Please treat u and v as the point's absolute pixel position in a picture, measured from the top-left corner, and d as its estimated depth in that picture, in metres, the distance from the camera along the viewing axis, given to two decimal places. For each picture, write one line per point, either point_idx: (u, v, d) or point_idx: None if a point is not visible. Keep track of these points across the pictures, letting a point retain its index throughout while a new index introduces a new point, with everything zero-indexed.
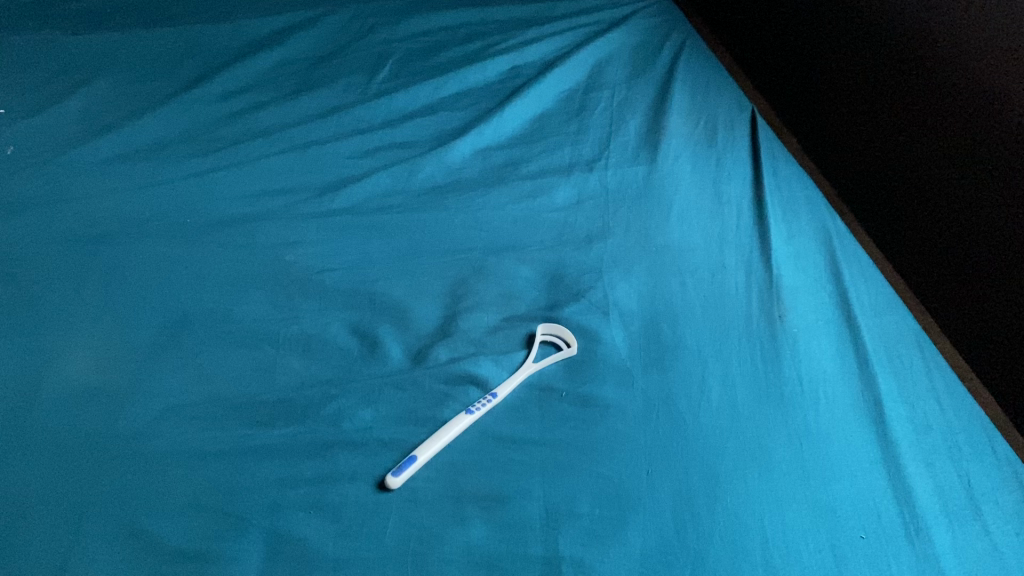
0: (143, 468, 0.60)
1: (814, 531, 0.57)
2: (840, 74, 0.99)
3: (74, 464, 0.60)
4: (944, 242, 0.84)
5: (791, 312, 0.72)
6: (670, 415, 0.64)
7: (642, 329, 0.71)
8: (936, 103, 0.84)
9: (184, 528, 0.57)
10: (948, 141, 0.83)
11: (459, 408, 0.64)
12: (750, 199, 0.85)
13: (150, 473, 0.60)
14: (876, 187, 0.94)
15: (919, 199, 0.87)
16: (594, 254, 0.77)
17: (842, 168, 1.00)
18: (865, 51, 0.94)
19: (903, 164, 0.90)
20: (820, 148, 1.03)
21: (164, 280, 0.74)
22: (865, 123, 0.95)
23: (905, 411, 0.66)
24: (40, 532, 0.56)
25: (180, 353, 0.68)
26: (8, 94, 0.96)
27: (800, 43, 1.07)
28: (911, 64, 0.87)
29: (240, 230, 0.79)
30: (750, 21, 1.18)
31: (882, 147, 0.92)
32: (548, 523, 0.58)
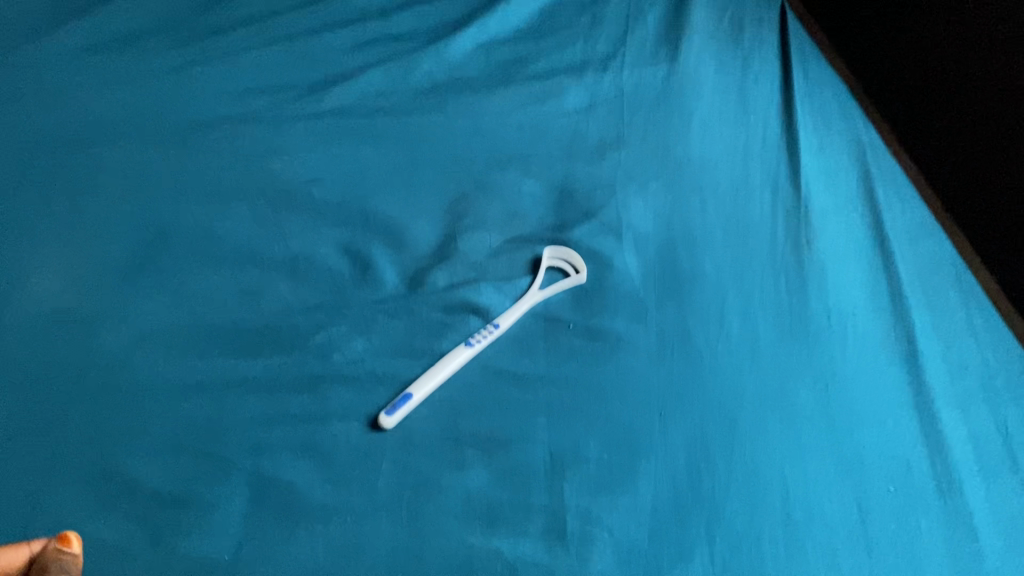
0: (118, 401, 0.55)
1: (837, 485, 0.54)
2: None
3: (43, 393, 0.55)
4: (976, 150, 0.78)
5: (819, 236, 0.67)
6: (685, 353, 0.60)
7: (657, 256, 0.65)
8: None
9: (166, 470, 0.52)
10: (977, 37, 0.76)
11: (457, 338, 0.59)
12: (778, 107, 0.78)
13: (125, 408, 0.55)
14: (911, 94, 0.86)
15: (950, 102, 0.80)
16: (607, 168, 0.71)
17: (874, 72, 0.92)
18: None
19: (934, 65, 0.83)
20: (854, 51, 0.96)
21: (141, 191, 0.68)
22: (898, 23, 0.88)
23: (941, 348, 0.61)
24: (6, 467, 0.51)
25: (158, 274, 0.63)
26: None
27: None
28: None
29: (222, 135, 0.73)
30: None
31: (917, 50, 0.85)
32: (553, 469, 0.54)
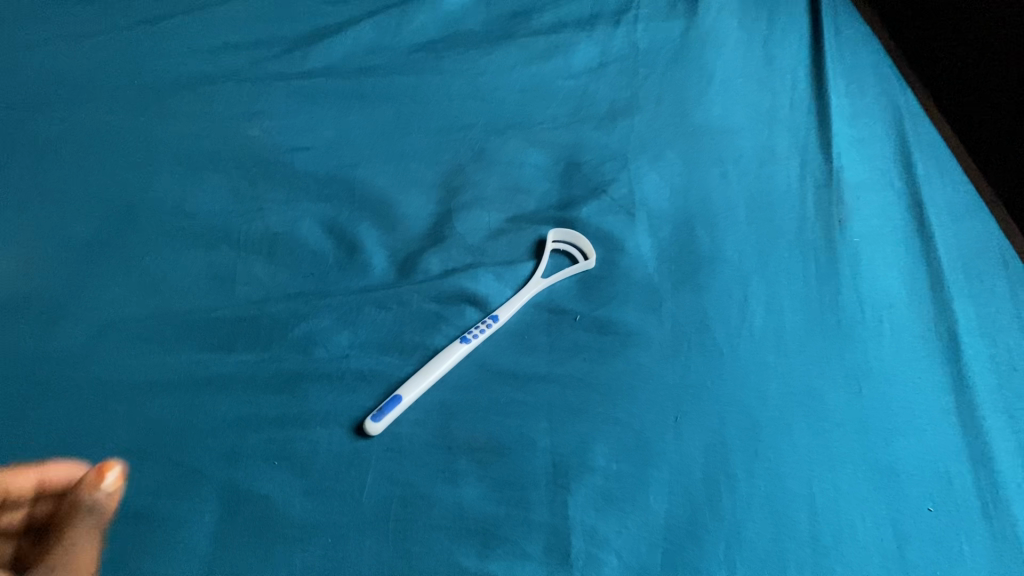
0: (80, 402, 0.50)
1: (871, 500, 0.48)
2: None
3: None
4: None
5: (852, 215, 0.61)
6: (703, 346, 0.54)
7: (673, 235, 0.59)
8: None
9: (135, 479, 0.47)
10: None
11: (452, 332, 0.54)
12: (805, 67, 0.71)
13: (89, 410, 0.49)
14: None
15: None
16: (618, 136, 0.65)
17: None
18: None
19: None
20: None
21: (107, 156, 0.61)
22: None
23: (985, 345, 0.55)
24: None
25: (124, 255, 0.57)
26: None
27: None
28: None
29: (197, 95, 0.66)
30: None
31: None
32: (556, 481, 0.48)
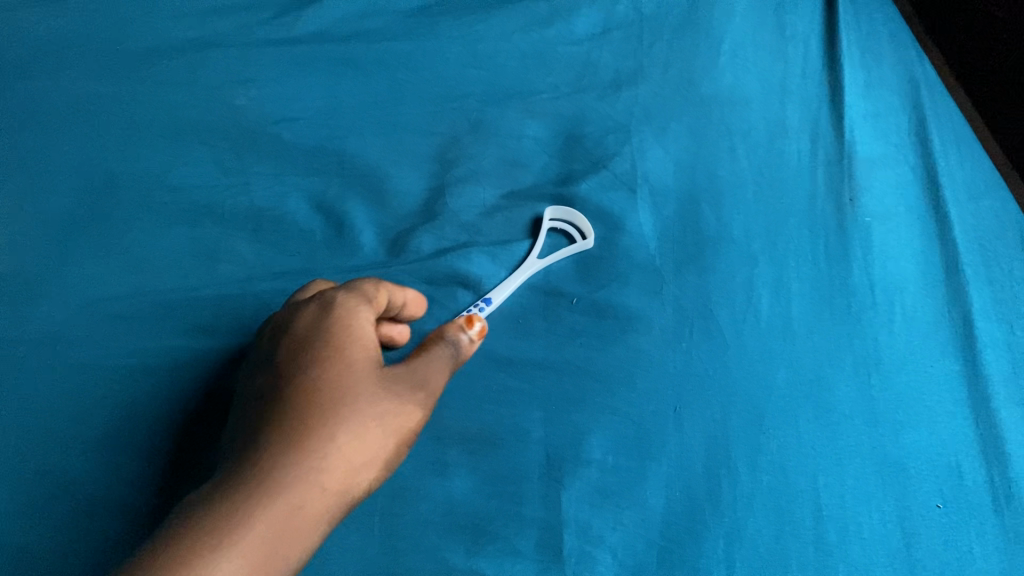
0: (85, 390, 0.48)
1: (879, 497, 0.47)
2: None
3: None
4: None
5: (865, 193, 0.58)
6: (707, 331, 0.52)
7: (677, 213, 0.57)
8: None
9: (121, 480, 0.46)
10: None
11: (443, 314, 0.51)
12: (821, 31, 0.67)
13: (99, 399, 0.48)
14: None
15: None
16: (621, 106, 0.62)
17: None
18: None
19: None
20: None
21: (88, 126, 0.59)
22: None
23: (1001, 331, 0.53)
24: None
25: (105, 230, 0.54)
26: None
27: None
28: None
29: (181, 60, 0.63)
30: None
31: None
32: (549, 474, 0.47)
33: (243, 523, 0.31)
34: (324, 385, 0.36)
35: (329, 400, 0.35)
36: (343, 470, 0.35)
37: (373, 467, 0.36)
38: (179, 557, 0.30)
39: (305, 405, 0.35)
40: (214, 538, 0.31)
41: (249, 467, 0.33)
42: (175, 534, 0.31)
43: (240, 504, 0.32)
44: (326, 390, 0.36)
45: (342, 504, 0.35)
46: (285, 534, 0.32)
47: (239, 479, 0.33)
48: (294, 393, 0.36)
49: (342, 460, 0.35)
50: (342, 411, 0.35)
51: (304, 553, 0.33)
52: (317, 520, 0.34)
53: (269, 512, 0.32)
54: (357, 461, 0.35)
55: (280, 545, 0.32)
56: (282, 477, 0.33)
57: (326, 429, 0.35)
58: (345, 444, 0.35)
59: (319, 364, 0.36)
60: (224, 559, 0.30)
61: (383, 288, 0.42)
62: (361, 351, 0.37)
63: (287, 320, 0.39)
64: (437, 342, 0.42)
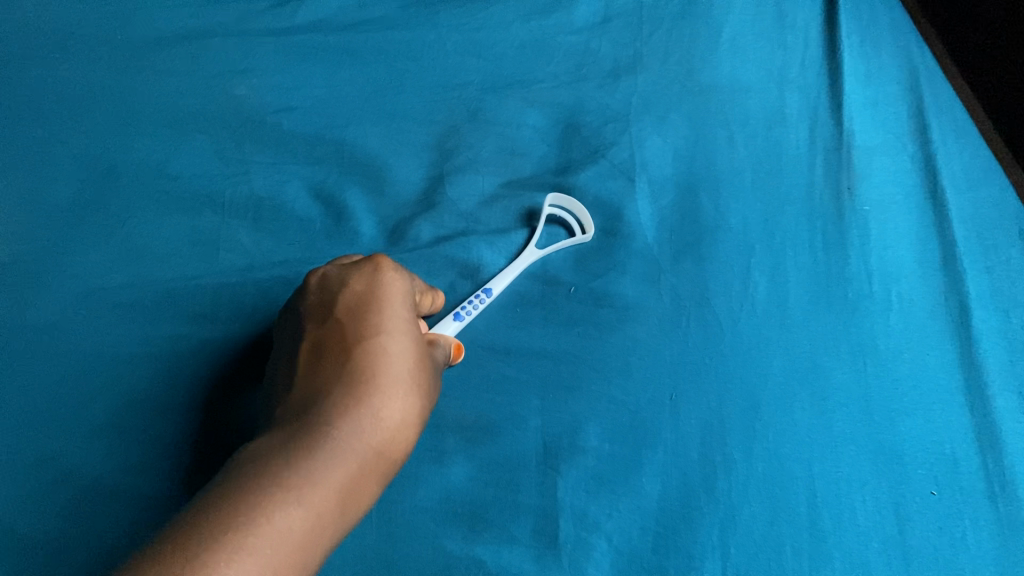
0: (90, 377, 0.49)
1: (874, 483, 0.47)
2: None
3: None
4: None
5: (863, 182, 0.58)
6: (704, 320, 0.52)
7: (675, 202, 0.57)
8: None
9: (124, 464, 0.46)
10: None
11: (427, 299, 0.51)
12: (821, 19, 0.67)
13: (106, 385, 0.48)
14: None
15: None
16: (620, 96, 0.62)
17: None
18: None
19: None
20: None
21: (90, 116, 0.59)
22: None
23: (998, 320, 0.53)
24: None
25: (105, 218, 0.55)
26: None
27: None
28: None
29: (181, 50, 0.63)
30: None
31: None
32: (546, 462, 0.47)
33: (321, 475, 0.33)
34: (383, 354, 0.38)
35: (387, 370, 0.38)
36: (394, 437, 0.37)
37: (413, 436, 0.39)
38: (269, 497, 0.32)
39: (366, 371, 0.37)
40: (296, 485, 0.33)
41: (317, 422, 0.35)
42: (258, 475, 0.32)
43: (314, 457, 0.34)
44: (385, 359, 0.38)
45: (390, 469, 0.37)
46: (354, 490, 0.35)
47: (309, 433, 0.35)
48: (355, 358, 0.38)
49: (395, 428, 0.37)
50: (397, 382, 0.38)
51: (361, 510, 0.36)
52: (374, 482, 0.36)
53: (341, 469, 0.34)
54: (404, 432, 0.38)
55: (349, 500, 0.34)
56: (350, 438, 0.35)
57: (384, 398, 0.37)
58: (399, 414, 0.37)
59: (378, 333, 0.38)
60: (305, 505, 0.32)
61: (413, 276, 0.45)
62: (409, 327, 0.40)
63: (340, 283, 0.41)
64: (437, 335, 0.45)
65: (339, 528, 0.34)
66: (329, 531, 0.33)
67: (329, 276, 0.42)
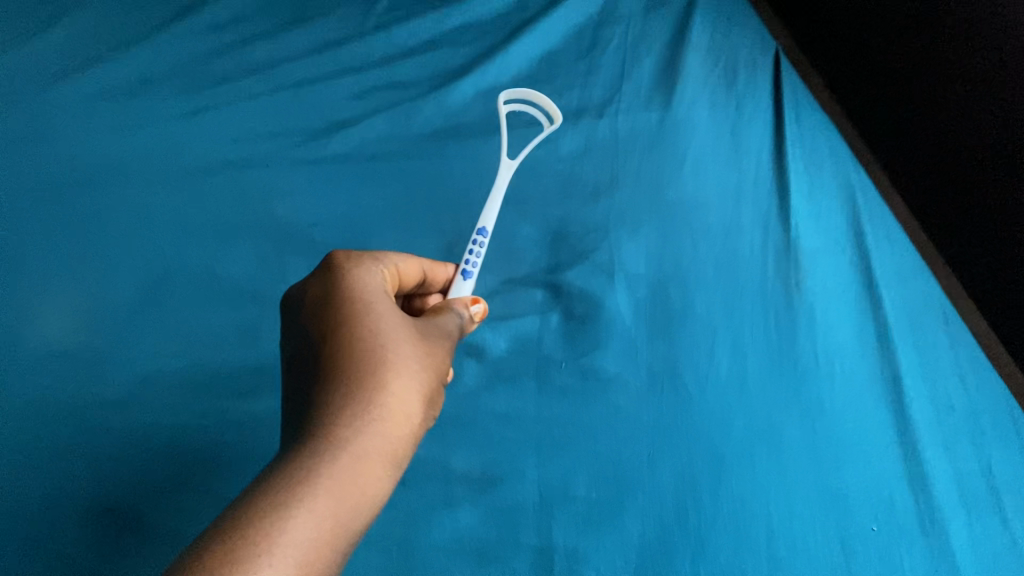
0: (146, 441, 0.57)
1: (823, 520, 0.55)
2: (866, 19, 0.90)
3: (70, 436, 0.56)
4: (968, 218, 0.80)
5: (809, 278, 0.68)
6: (676, 390, 0.61)
7: (649, 294, 0.67)
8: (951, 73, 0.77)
9: (193, 516, 0.54)
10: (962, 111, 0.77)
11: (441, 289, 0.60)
12: (770, 150, 0.79)
13: (160, 448, 0.57)
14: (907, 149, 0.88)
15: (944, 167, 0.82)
16: (601, 209, 0.73)
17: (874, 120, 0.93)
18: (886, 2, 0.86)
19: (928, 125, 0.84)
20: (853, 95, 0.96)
21: (151, 233, 0.69)
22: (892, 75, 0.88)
23: (926, 389, 0.62)
24: (52, 517, 0.53)
25: (163, 316, 0.64)
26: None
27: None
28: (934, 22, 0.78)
29: (229, 178, 0.74)
30: None
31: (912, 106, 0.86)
32: (541, 508, 0.55)
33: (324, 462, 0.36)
34: (361, 342, 0.41)
35: (370, 357, 0.40)
36: (400, 417, 0.40)
37: (416, 408, 0.41)
38: (288, 491, 0.34)
39: (349, 365, 0.40)
40: (304, 469, 0.35)
41: (309, 421, 0.38)
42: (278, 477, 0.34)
43: (315, 445, 0.36)
44: (365, 348, 0.40)
45: (398, 445, 0.39)
46: (362, 468, 0.37)
47: (303, 435, 0.37)
48: (336, 354, 0.40)
49: (389, 404, 0.39)
50: (382, 364, 0.40)
51: (385, 478, 0.38)
52: (389, 445, 0.38)
53: (345, 443, 0.37)
54: (403, 404, 0.40)
55: (359, 476, 0.36)
56: (342, 425, 0.37)
57: (371, 383, 0.39)
58: (389, 392, 0.40)
59: (353, 329, 0.41)
60: (322, 483, 0.35)
61: (386, 263, 0.49)
62: (378, 314, 0.42)
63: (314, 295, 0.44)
64: (443, 309, 0.50)
65: (361, 503, 0.36)
66: (349, 507, 0.35)
67: (298, 294, 0.45)
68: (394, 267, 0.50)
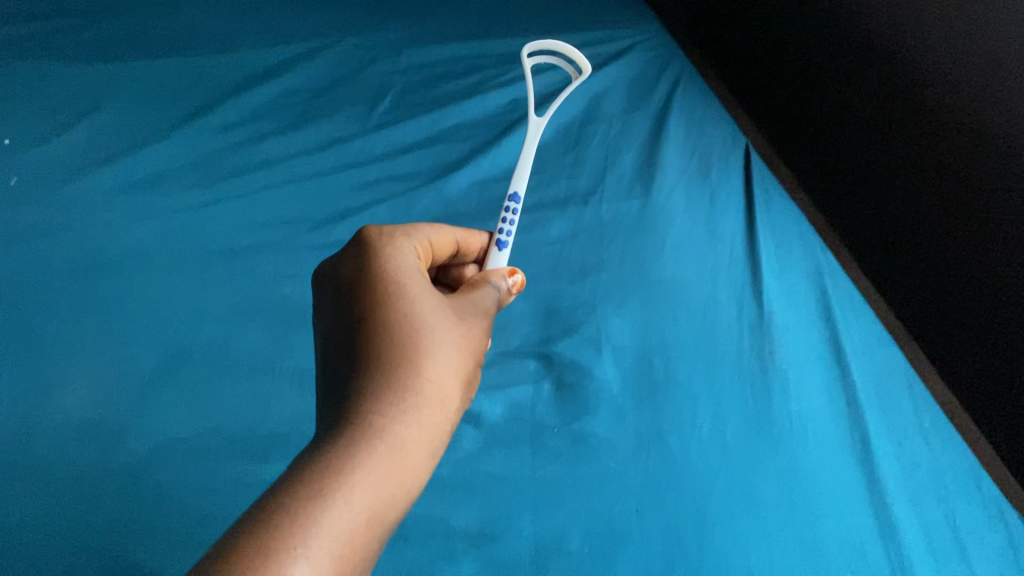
0: (164, 506, 0.59)
1: (802, 568, 0.58)
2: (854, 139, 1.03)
3: (92, 500, 0.59)
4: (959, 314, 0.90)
5: (782, 349, 0.73)
6: (662, 452, 0.65)
7: (635, 364, 0.71)
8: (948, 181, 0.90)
9: None
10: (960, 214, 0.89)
11: (477, 258, 0.67)
12: (743, 234, 0.86)
13: (178, 512, 0.59)
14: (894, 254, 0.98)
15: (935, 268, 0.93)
16: (588, 287, 0.78)
17: (857, 229, 1.04)
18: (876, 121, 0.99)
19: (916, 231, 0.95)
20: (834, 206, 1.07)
21: (166, 310, 0.73)
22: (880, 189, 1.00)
23: (893, 449, 0.67)
24: None
25: (178, 387, 0.67)
26: (6, 109, 0.94)
27: (810, 103, 1.11)
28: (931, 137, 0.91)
29: (240, 262, 0.79)
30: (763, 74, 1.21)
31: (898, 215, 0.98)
32: (538, 560, 0.58)
33: (368, 441, 0.41)
34: (404, 334, 0.46)
35: (407, 346, 0.46)
36: (435, 411, 0.45)
37: (450, 396, 0.47)
38: (338, 465, 0.39)
39: (388, 354, 0.45)
40: (353, 446, 0.41)
41: (355, 399, 0.44)
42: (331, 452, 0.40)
43: (363, 425, 0.42)
44: (401, 338, 0.46)
45: (434, 427, 0.45)
46: (402, 446, 0.42)
47: (350, 411, 0.43)
48: (375, 343, 0.46)
49: (427, 389, 0.45)
50: (419, 354, 0.46)
51: (424, 457, 0.44)
52: (427, 431, 0.44)
53: (389, 426, 0.42)
54: (439, 392, 0.46)
55: (402, 453, 0.42)
56: (384, 407, 0.43)
57: (408, 370, 0.45)
58: (425, 378, 0.45)
59: (390, 318, 0.47)
60: (368, 459, 0.40)
61: (417, 241, 0.55)
62: (417, 305, 0.48)
63: (354, 280, 0.50)
64: (481, 283, 0.56)
65: (403, 476, 0.42)
66: (393, 481, 0.41)
67: (341, 276, 0.51)
68: (426, 241, 0.56)
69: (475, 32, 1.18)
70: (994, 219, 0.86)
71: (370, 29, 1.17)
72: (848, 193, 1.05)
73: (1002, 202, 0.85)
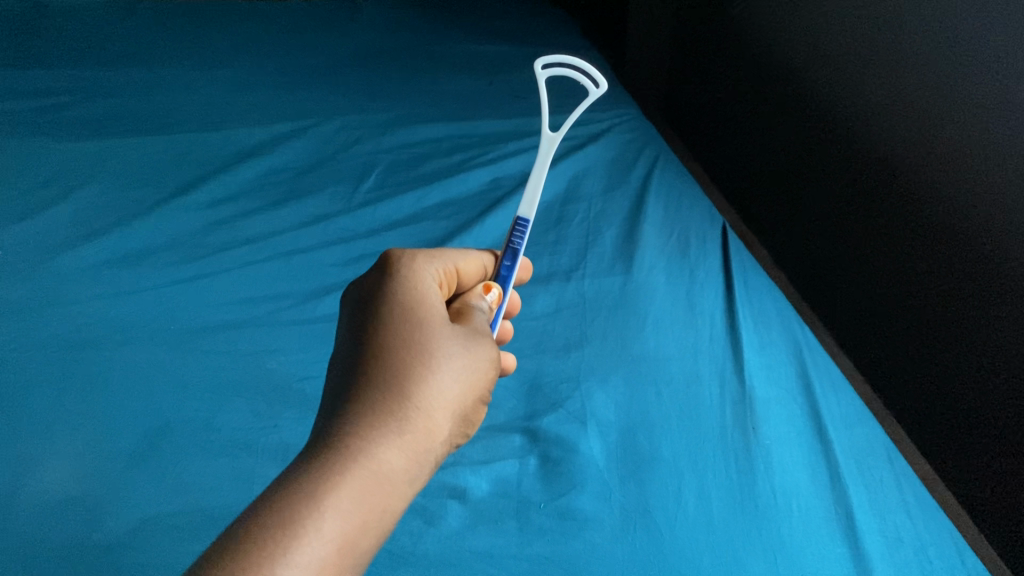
0: None
1: None
2: (836, 217, 1.07)
3: None
4: (944, 390, 0.92)
5: (764, 424, 0.74)
6: (648, 528, 0.65)
7: (619, 440, 0.72)
8: (917, 245, 0.93)
9: None
10: (930, 275, 0.92)
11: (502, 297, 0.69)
12: (723, 310, 0.87)
13: None
14: (876, 330, 1.01)
15: (914, 341, 0.95)
16: (572, 363, 0.79)
17: (842, 312, 1.07)
18: (855, 197, 1.03)
19: (893, 303, 0.98)
20: (823, 290, 1.10)
21: (150, 385, 0.73)
22: (859, 266, 1.03)
23: (876, 524, 0.67)
24: None
25: (160, 463, 0.66)
26: None
27: (796, 190, 1.16)
28: (902, 205, 0.95)
29: (224, 337, 0.79)
30: (753, 168, 1.27)
31: (877, 290, 1.01)
32: None
33: (347, 466, 0.43)
34: (399, 360, 0.48)
35: (401, 373, 0.48)
36: (422, 437, 0.47)
37: (440, 425, 0.49)
38: (316, 487, 0.42)
39: (381, 382, 0.48)
40: (332, 467, 0.43)
41: (345, 420, 0.46)
42: (313, 471, 0.43)
43: (346, 447, 0.44)
44: (397, 365, 0.48)
45: (420, 454, 0.47)
46: (382, 471, 0.44)
47: (337, 432, 0.45)
48: (372, 370, 0.48)
49: (415, 417, 0.47)
50: (411, 381, 0.48)
51: (404, 481, 0.46)
52: (411, 455, 0.46)
53: (371, 448, 0.45)
54: (428, 421, 0.48)
55: (380, 476, 0.44)
56: (368, 432, 0.45)
57: (397, 399, 0.47)
58: (415, 406, 0.47)
59: (390, 342, 0.49)
60: (345, 483, 0.43)
61: (438, 264, 0.57)
62: (420, 330, 0.50)
63: (367, 303, 0.52)
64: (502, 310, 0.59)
65: (379, 501, 0.44)
66: (367, 509, 0.43)
67: (357, 296, 0.53)
68: (451, 264, 0.58)
69: (458, 113, 1.21)
70: (970, 290, 0.88)
71: (355, 110, 1.19)
72: (831, 272, 1.09)
73: (972, 271, 0.87)
